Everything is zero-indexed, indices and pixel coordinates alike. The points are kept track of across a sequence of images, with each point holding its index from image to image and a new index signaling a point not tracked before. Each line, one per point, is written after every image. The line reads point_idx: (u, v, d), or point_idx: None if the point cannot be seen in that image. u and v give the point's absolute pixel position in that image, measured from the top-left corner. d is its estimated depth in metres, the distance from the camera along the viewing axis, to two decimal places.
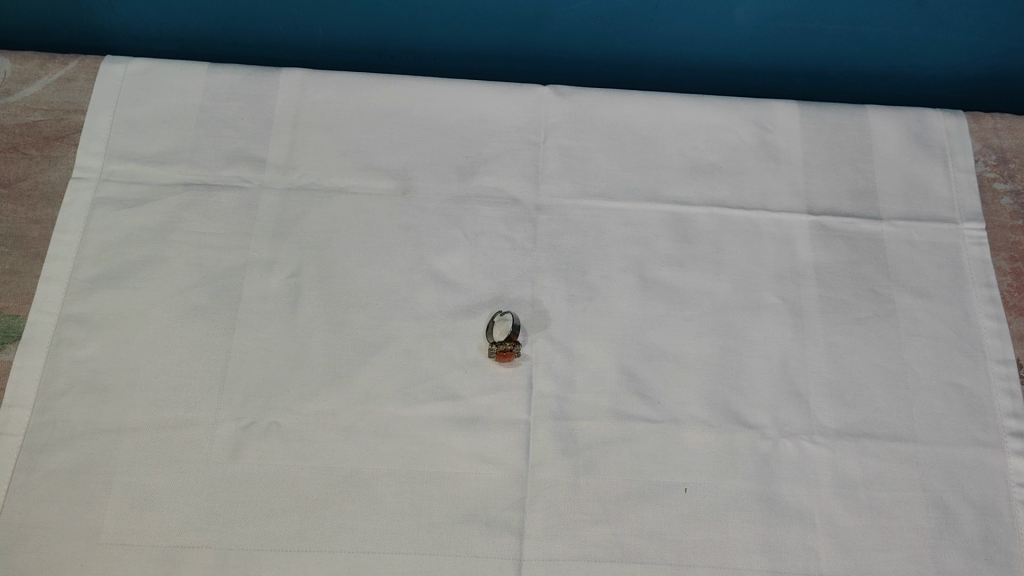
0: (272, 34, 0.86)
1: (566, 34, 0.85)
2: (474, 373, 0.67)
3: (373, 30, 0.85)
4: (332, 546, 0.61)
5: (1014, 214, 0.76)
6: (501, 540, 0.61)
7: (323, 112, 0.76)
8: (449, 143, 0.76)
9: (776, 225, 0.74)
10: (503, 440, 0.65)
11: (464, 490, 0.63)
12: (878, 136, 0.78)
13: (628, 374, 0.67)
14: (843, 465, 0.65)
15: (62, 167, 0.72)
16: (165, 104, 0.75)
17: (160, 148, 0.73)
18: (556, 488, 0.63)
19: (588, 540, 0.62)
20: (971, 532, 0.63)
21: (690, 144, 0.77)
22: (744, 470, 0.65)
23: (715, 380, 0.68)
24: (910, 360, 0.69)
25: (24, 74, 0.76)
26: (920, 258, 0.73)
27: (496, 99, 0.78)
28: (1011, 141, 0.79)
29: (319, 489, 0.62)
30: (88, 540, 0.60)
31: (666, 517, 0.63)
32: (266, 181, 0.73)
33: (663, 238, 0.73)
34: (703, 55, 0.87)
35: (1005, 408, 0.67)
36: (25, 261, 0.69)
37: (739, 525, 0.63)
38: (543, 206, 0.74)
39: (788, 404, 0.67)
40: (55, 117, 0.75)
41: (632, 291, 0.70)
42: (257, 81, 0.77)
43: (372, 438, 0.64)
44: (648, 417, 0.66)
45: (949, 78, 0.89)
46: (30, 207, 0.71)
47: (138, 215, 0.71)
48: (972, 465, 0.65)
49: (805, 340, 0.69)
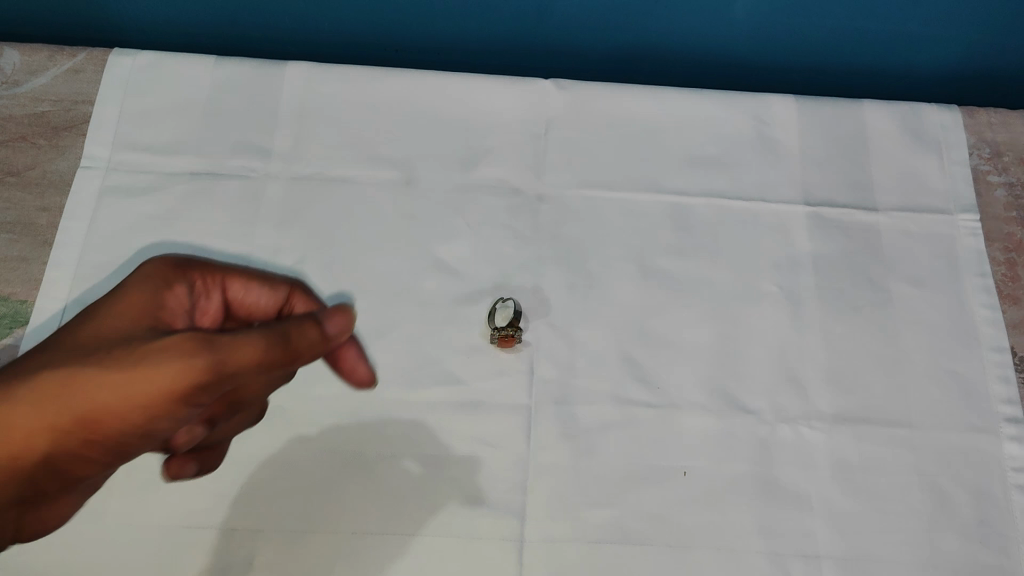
0: (278, 28, 0.87)
1: (567, 29, 0.86)
2: (476, 359, 0.68)
3: (377, 25, 0.86)
4: (338, 527, 0.61)
5: (1007, 205, 0.77)
6: (503, 522, 0.62)
7: (327, 104, 0.77)
8: (452, 134, 0.77)
9: (774, 215, 0.75)
10: (505, 425, 0.65)
11: (467, 472, 0.64)
12: (873, 130, 0.80)
13: (627, 361, 0.68)
14: (840, 450, 0.66)
15: (70, 156, 0.74)
16: (172, 95, 0.76)
17: (166, 139, 0.74)
18: (557, 471, 0.64)
19: (588, 521, 0.63)
20: (967, 515, 0.64)
21: (689, 136, 0.79)
22: (742, 455, 0.65)
23: (714, 366, 0.69)
24: (906, 348, 0.70)
25: (33, 66, 0.78)
26: (916, 248, 0.74)
27: (498, 92, 0.79)
28: (1005, 134, 0.80)
29: (323, 472, 0.63)
30: (95, 520, 0.61)
31: (666, 500, 0.64)
32: (272, 170, 0.74)
33: (662, 228, 0.74)
34: (702, 50, 0.88)
35: (999, 395, 0.68)
36: (33, 248, 0.70)
37: (737, 508, 0.64)
38: (545, 197, 0.75)
39: (787, 390, 0.68)
40: (62, 108, 0.76)
41: (632, 279, 0.71)
42: (262, 74, 0.78)
43: (374, 422, 0.65)
44: (649, 403, 0.67)
45: (943, 72, 0.90)
46: (38, 195, 0.72)
47: (145, 204, 0.72)
48: (967, 451, 0.66)
49: (803, 328, 0.71)
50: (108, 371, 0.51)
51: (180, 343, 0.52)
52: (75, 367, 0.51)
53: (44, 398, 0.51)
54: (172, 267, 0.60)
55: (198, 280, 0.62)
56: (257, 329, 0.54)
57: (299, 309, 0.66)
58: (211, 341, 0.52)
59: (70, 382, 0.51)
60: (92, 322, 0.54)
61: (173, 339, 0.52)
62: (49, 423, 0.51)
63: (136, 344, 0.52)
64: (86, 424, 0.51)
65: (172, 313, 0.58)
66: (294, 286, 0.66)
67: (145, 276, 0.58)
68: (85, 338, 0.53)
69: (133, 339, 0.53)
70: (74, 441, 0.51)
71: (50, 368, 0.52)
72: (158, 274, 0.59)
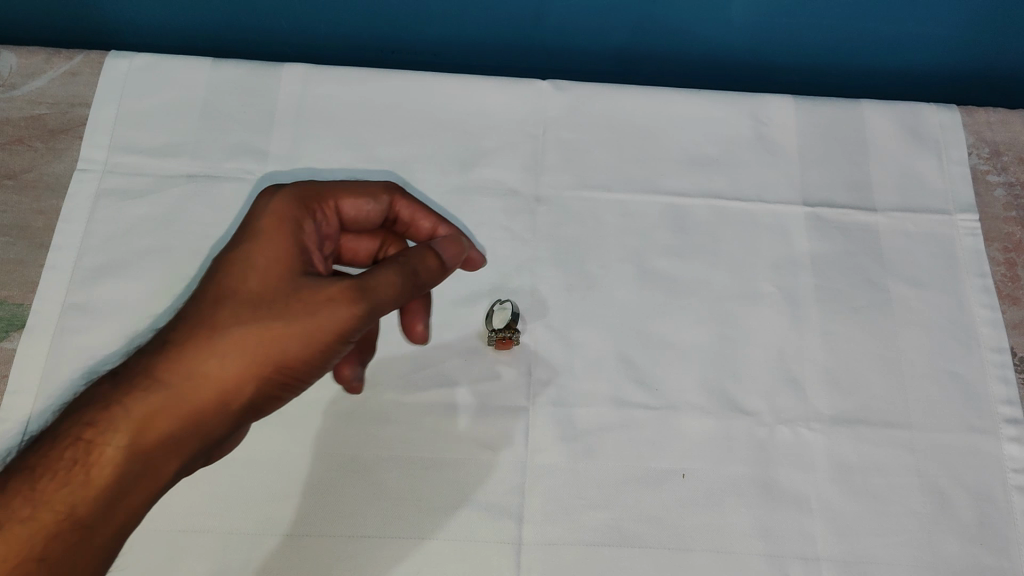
0: (275, 30, 0.87)
1: (564, 30, 0.86)
2: (473, 361, 0.67)
3: (373, 27, 0.86)
4: (335, 530, 0.61)
5: (1006, 205, 0.77)
6: (500, 525, 0.62)
7: (324, 106, 0.77)
8: (449, 135, 0.77)
9: (771, 216, 0.75)
10: (502, 427, 0.65)
11: (464, 475, 0.64)
12: (872, 129, 0.79)
13: (625, 362, 0.68)
14: (840, 451, 0.66)
15: (66, 159, 0.74)
16: (168, 98, 0.76)
17: (163, 142, 0.74)
18: (554, 473, 0.64)
19: (586, 524, 0.62)
20: (967, 517, 0.64)
21: (687, 137, 0.78)
22: (741, 456, 0.65)
23: (713, 368, 0.68)
24: (905, 348, 0.70)
25: (29, 68, 0.78)
26: (915, 249, 0.74)
27: (496, 93, 0.79)
28: (1003, 134, 0.80)
29: (320, 475, 0.63)
30: None
31: (664, 502, 0.63)
32: (269, 173, 0.74)
33: (660, 229, 0.74)
34: (700, 51, 0.88)
35: (999, 395, 0.68)
36: (30, 251, 0.70)
37: (736, 509, 0.63)
38: (542, 198, 0.74)
39: (785, 391, 0.68)
40: (59, 111, 0.76)
41: (630, 280, 0.71)
42: (259, 76, 0.78)
43: (372, 424, 0.65)
44: (647, 404, 0.67)
45: (942, 72, 0.90)
46: (34, 198, 0.72)
47: (141, 206, 0.71)
48: (966, 451, 0.66)
49: (801, 329, 0.70)
50: (287, 327, 0.53)
51: (340, 295, 0.54)
52: (255, 323, 0.53)
53: (235, 353, 0.52)
54: (289, 202, 0.58)
55: (315, 206, 0.60)
56: (399, 263, 0.56)
57: (404, 212, 0.66)
58: (366, 287, 0.54)
59: (259, 338, 0.53)
60: (248, 275, 0.54)
61: (333, 288, 0.54)
62: (248, 373, 0.53)
63: (303, 295, 0.54)
64: (276, 371, 0.54)
65: (308, 251, 0.57)
66: (396, 192, 0.64)
67: (273, 220, 0.57)
68: (244, 297, 0.53)
69: (295, 289, 0.54)
70: (265, 385, 0.54)
71: (233, 323, 0.53)
72: (284, 213, 0.58)
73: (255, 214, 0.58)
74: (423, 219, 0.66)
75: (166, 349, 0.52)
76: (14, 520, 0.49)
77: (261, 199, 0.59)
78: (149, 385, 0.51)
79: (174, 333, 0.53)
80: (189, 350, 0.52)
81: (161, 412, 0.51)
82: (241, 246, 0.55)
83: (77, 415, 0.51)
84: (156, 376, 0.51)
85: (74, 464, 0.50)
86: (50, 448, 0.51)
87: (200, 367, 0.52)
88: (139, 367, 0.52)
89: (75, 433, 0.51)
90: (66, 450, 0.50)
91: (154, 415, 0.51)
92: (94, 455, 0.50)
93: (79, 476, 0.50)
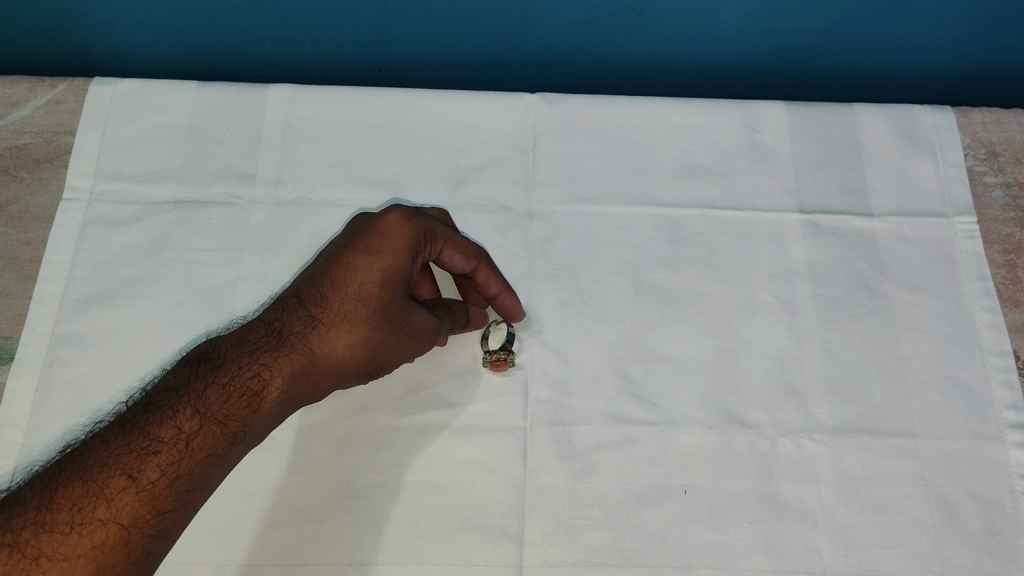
0: (261, 51, 0.87)
1: (552, 42, 0.85)
2: (469, 382, 0.67)
3: (359, 45, 0.85)
4: (332, 559, 0.60)
5: (1004, 206, 0.76)
6: (500, 548, 0.61)
7: (312, 126, 0.76)
8: (438, 153, 0.76)
9: (766, 224, 0.74)
10: (500, 447, 0.64)
11: (462, 498, 0.62)
12: (865, 133, 0.79)
13: (623, 377, 0.67)
14: (843, 462, 0.65)
15: (53, 189, 0.73)
16: (155, 122, 0.76)
17: (150, 168, 0.74)
18: (554, 494, 0.63)
19: (588, 545, 0.61)
20: (975, 525, 0.63)
21: (679, 147, 0.78)
22: (744, 470, 0.64)
23: (712, 382, 0.67)
24: (907, 355, 0.69)
25: (13, 97, 0.77)
26: (913, 254, 0.73)
27: (484, 108, 0.78)
28: (999, 134, 0.79)
29: (314, 502, 0.62)
30: None
31: (666, 520, 0.62)
32: (256, 197, 0.73)
33: (654, 240, 0.73)
34: (689, 58, 0.88)
35: (1004, 400, 0.67)
36: (17, 283, 0.69)
37: (739, 525, 0.62)
38: (534, 213, 0.74)
39: (787, 403, 0.67)
40: (44, 139, 0.76)
41: (625, 294, 0.70)
42: (245, 98, 0.77)
43: (365, 449, 0.64)
44: (647, 420, 0.65)
45: (934, 72, 0.89)
46: (21, 229, 0.72)
47: (128, 233, 0.71)
48: (972, 458, 0.65)
49: (801, 339, 0.69)
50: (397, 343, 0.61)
51: (433, 331, 0.63)
52: (380, 329, 0.60)
53: (361, 349, 0.59)
54: (419, 232, 0.63)
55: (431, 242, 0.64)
56: (457, 313, 0.66)
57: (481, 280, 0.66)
58: (442, 331, 0.64)
59: (379, 343, 0.60)
60: (383, 288, 0.61)
61: (432, 324, 0.62)
62: (359, 368, 0.60)
63: (414, 322, 0.61)
64: (377, 369, 0.61)
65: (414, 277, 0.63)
66: (484, 262, 0.65)
67: (409, 240, 0.62)
68: (379, 301, 0.60)
69: (409, 312, 0.61)
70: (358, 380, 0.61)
71: (368, 323, 0.60)
72: (411, 237, 0.62)
73: (390, 229, 0.62)
74: (494, 284, 0.66)
75: (318, 321, 0.59)
76: (211, 421, 0.53)
77: (393, 216, 0.63)
78: (304, 348, 0.58)
79: (324, 307, 0.59)
80: (339, 325, 0.59)
81: (309, 375, 0.58)
82: (382, 254, 0.61)
83: (251, 352, 0.57)
84: (311, 343, 0.58)
85: (250, 394, 0.55)
86: (229, 370, 0.55)
87: (338, 350, 0.59)
88: (298, 325, 0.58)
89: (254, 367, 0.56)
90: (244, 378, 0.55)
91: (304, 377, 0.57)
92: (265, 393, 0.55)
93: (252, 407, 0.55)
